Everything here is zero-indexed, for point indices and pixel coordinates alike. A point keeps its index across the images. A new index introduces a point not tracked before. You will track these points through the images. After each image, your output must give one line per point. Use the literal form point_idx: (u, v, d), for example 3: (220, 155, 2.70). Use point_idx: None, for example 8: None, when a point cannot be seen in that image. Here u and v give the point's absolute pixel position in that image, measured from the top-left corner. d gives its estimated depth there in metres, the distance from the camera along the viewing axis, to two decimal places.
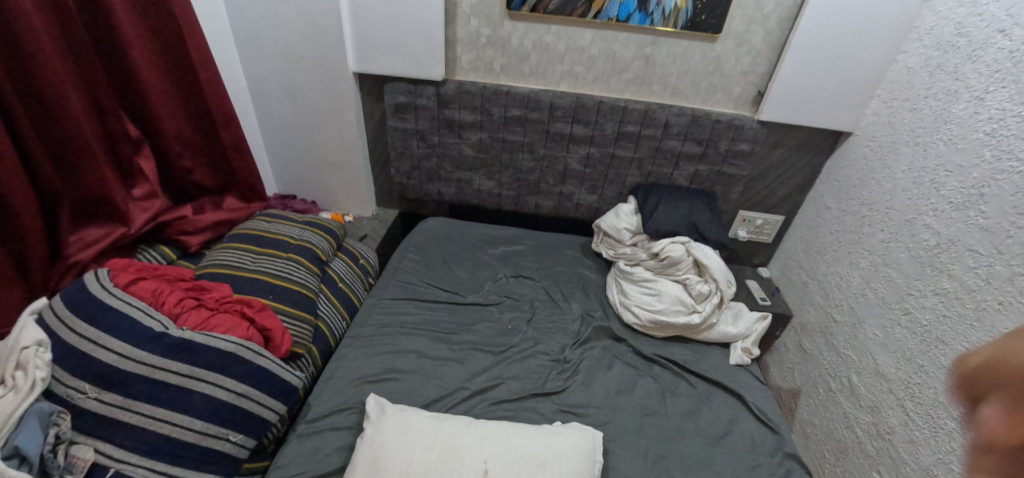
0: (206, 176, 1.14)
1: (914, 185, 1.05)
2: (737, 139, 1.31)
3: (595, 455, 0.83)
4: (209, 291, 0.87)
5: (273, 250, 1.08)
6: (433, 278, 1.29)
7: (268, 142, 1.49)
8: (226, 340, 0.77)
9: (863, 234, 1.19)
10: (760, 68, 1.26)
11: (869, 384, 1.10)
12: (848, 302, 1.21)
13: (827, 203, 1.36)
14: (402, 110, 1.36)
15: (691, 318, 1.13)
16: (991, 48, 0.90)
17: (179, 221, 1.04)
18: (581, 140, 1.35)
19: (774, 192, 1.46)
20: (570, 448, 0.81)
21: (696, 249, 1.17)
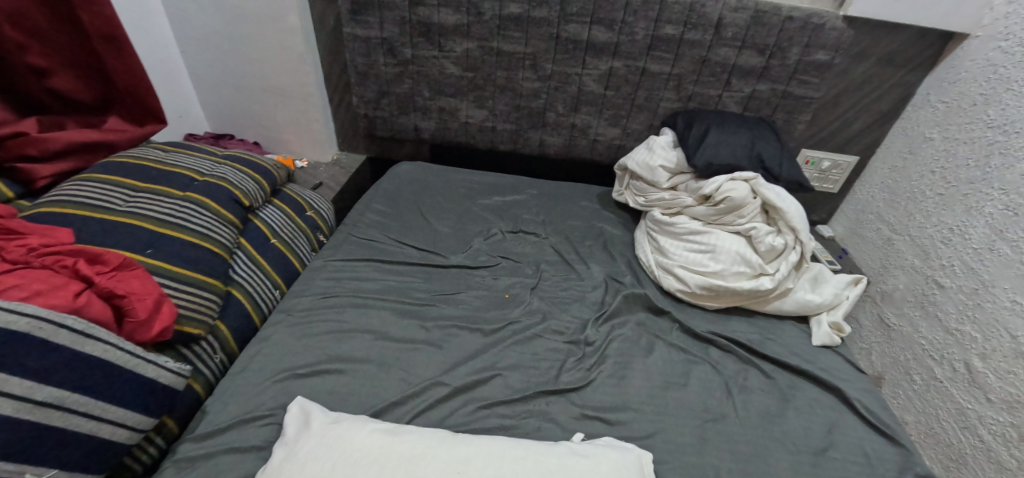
0: (70, 81, 0.79)
1: None
2: (813, 45, 0.97)
3: None
4: (23, 237, 0.55)
5: (164, 186, 0.75)
6: (404, 233, 0.96)
7: (189, 61, 1.14)
8: (17, 311, 0.46)
9: (992, 167, 0.87)
10: None
11: (1001, 371, 0.79)
12: (964, 261, 0.90)
13: (924, 133, 1.03)
14: (361, 9, 1.01)
15: (760, 283, 0.81)
16: None
17: (18, 141, 0.70)
18: (602, 49, 1.00)
19: (850, 123, 1.13)
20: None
21: (765, 189, 0.85)
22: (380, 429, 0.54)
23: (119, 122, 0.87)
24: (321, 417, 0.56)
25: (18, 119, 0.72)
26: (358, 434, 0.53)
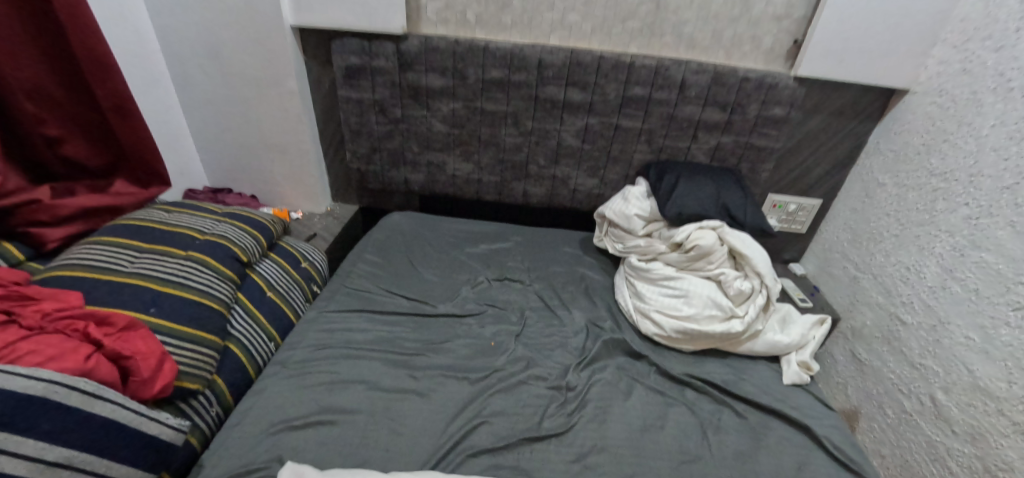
0: (83, 150, 0.85)
1: (1011, 140, 0.82)
2: (769, 102, 1.07)
3: None
4: (38, 303, 0.58)
5: (169, 246, 0.80)
6: (395, 283, 1.01)
7: (192, 121, 1.21)
8: (39, 376, 0.49)
9: (938, 211, 0.95)
10: (797, 9, 1.02)
11: (963, 403, 0.83)
12: (921, 299, 0.96)
13: (878, 179, 1.12)
14: (354, 75, 1.09)
15: (731, 326, 0.86)
16: None
17: (32, 208, 0.75)
18: (578, 108, 1.09)
19: (811, 170, 1.21)
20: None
21: (730, 236, 0.92)
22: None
23: (125, 185, 0.92)
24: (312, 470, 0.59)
25: (33, 187, 0.77)
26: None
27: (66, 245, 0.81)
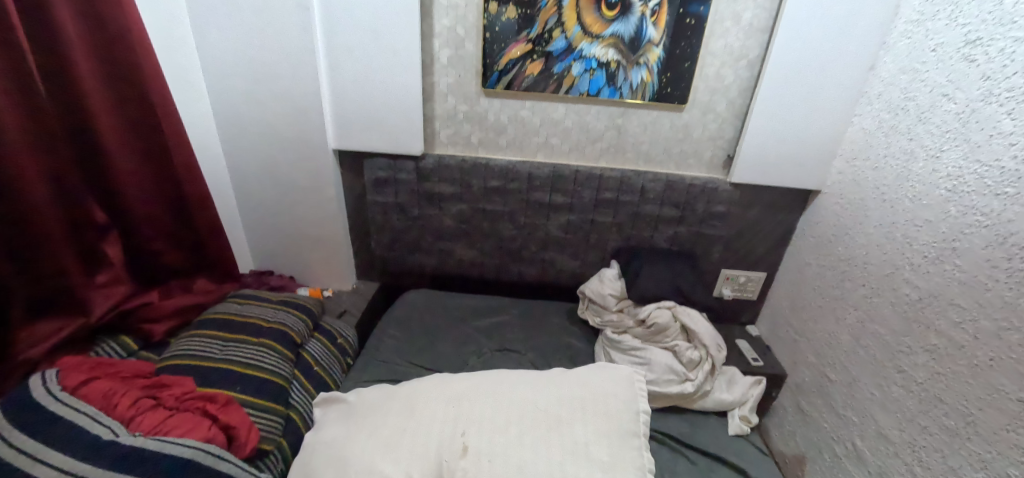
0: (177, 258, 1.12)
1: (888, 240, 1.08)
2: (713, 202, 1.35)
3: (636, 403, 0.89)
4: (169, 387, 0.81)
5: (243, 335, 1.03)
6: (415, 356, 1.23)
7: (245, 220, 1.48)
8: (183, 444, 0.71)
9: (845, 290, 1.19)
10: (726, 133, 1.34)
11: (874, 448, 1.04)
12: (840, 360, 1.18)
13: (805, 259, 1.37)
14: (381, 184, 1.37)
15: (685, 387, 1.08)
16: (938, 110, 1.00)
17: (146, 308, 1.01)
18: (560, 208, 1.37)
19: (754, 249, 1.47)
20: (618, 394, 0.89)
21: (682, 315, 1.20)
22: (387, 395, 0.94)
23: (204, 283, 1.18)
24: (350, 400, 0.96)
25: (145, 291, 1.05)
26: (377, 401, 0.92)
27: (170, 335, 1.06)
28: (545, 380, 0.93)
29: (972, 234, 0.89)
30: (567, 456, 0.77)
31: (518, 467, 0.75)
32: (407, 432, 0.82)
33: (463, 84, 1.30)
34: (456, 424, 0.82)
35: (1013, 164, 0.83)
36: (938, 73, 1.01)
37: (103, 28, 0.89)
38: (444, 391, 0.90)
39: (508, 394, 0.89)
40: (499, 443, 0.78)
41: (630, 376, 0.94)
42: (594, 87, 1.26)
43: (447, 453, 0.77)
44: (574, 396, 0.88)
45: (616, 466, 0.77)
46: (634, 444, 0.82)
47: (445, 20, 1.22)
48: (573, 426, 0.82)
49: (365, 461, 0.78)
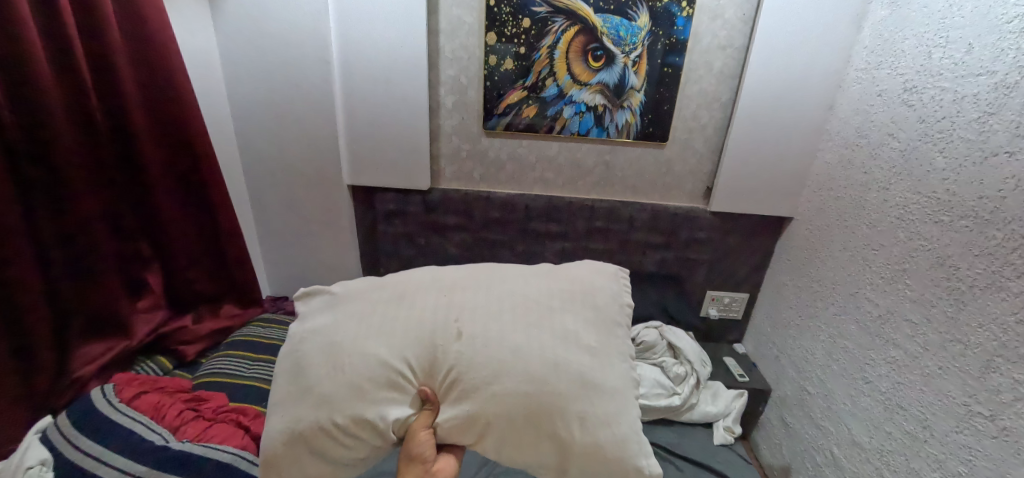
0: (208, 285, 1.22)
1: (851, 261, 1.18)
2: (694, 229, 1.50)
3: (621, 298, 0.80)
4: (207, 401, 0.91)
5: (267, 355, 1.13)
6: None
7: (264, 250, 1.60)
8: (221, 451, 0.80)
9: (818, 308, 1.30)
10: (705, 167, 1.48)
11: (849, 455, 1.12)
12: (817, 374, 1.27)
13: (783, 280, 1.48)
14: (392, 216, 1.50)
15: (672, 400, 1.18)
16: (886, 148, 1.11)
17: (180, 332, 1.13)
18: (556, 236, 1.51)
19: (736, 272, 1.58)
20: (607, 287, 0.80)
21: (668, 333, 1.29)
22: (375, 282, 0.81)
23: (231, 306, 1.29)
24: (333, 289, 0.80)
25: (178, 317, 1.16)
26: (364, 290, 0.79)
27: (201, 355, 1.17)
28: (534, 273, 0.82)
29: (918, 256, 0.99)
30: (557, 341, 0.70)
31: (513, 349, 0.68)
32: (398, 317, 0.72)
33: (465, 125, 1.44)
34: (449, 310, 0.73)
35: (947, 195, 0.94)
36: (884, 115, 1.13)
37: (156, 84, 1.04)
38: (435, 282, 0.79)
39: (499, 285, 0.78)
40: (490, 328, 0.70)
41: (615, 273, 0.84)
42: (584, 127, 1.41)
43: (442, 335, 0.70)
44: (565, 288, 0.78)
45: (602, 353, 0.71)
46: (620, 335, 0.75)
47: (450, 71, 1.37)
48: (560, 316, 0.73)
49: (359, 341, 0.70)
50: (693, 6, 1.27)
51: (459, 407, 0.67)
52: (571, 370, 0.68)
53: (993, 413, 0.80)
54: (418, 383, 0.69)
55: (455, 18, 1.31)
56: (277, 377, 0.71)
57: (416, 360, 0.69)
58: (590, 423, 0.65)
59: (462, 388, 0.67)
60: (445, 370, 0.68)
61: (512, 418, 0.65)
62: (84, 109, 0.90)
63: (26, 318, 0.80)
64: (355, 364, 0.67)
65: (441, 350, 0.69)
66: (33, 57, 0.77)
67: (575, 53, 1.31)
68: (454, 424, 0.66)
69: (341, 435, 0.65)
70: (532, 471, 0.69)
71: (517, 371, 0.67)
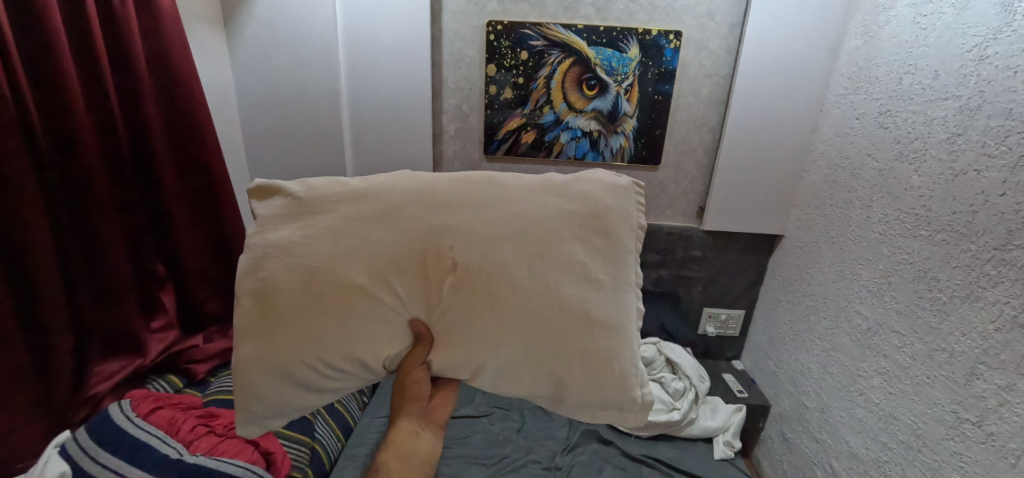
0: (218, 305, 1.26)
1: (840, 276, 1.22)
2: (689, 247, 1.56)
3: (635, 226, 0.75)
4: (218, 417, 0.94)
5: None
6: None
7: None
8: (233, 463, 0.82)
9: (811, 323, 1.33)
10: (697, 188, 1.54)
11: (848, 468, 1.13)
12: (814, 388, 1.29)
13: (777, 296, 1.52)
14: None
15: (672, 415, 1.20)
16: (866, 168, 1.14)
17: (192, 350, 1.16)
18: None
19: (732, 289, 1.62)
20: (621, 208, 0.74)
21: (666, 349, 1.36)
22: (346, 187, 0.71)
23: None
24: (294, 190, 0.69)
25: (191, 337, 1.20)
26: (337, 199, 0.69)
27: (211, 374, 1.19)
28: (541, 186, 0.74)
29: (902, 270, 1.01)
30: (562, 275, 0.67)
31: (512, 282, 0.65)
32: (383, 241, 0.66)
33: (468, 151, 1.52)
34: (442, 235, 0.67)
35: (923, 212, 0.97)
36: (863, 137, 1.17)
37: (177, 116, 1.11)
38: (420, 195, 0.70)
39: (504, 203, 0.71)
40: (485, 259, 0.66)
41: (629, 189, 0.77)
42: (580, 152, 1.48)
43: (434, 268, 0.66)
44: (576, 211, 0.71)
45: (609, 287, 0.69)
46: (628, 265, 0.72)
47: (453, 100, 1.45)
48: (568, 244, 0.69)
49: (337, 265, 0.64)
50: (679, 39, 1.36)
51: (454, 343, 0.67)
52: (572, 307, 0.66)
53: (980, 418, 0.82)
54: (412, 316, 0.67)
55: (457, 52, 1.40)
56: (239, 298, 0.63)
57: (403, 293, 0.66)
58: (592, 361, 0.65)
59: (460, 327, 0.66)
60: (442, 307, 0.66)
61: (509, 356, 0.66)
62: (112, 138, 0.97)
63: (52, 335, 0.85)
64: (342, 298, 0.63)
65: (436, 284, 0.66)
66: (70, 92, 0.85)
67: (570, 82, 1.39)
68: (450, 361, 0.68)
69: (330, 370, 0.65)
70: (527, 398, 0.71)
71: (518, 309, 0.65)
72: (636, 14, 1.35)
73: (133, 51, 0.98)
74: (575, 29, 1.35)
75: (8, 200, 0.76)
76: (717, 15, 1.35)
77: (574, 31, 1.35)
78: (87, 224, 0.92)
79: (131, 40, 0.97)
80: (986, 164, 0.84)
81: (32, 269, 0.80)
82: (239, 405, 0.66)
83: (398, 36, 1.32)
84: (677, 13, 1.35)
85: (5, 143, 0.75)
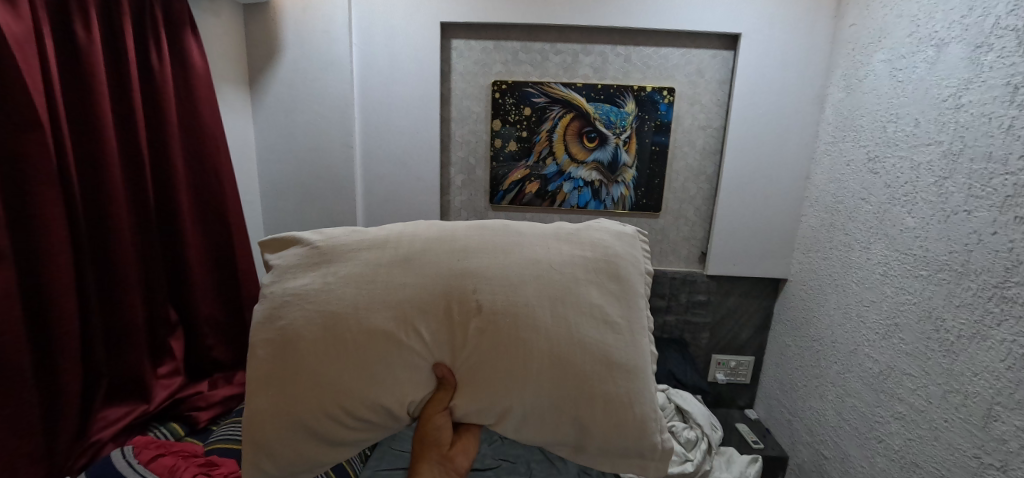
0: (223, 351, 1.26)
1: (846, 319, 1.21)
2: (693, 291, 1.58)
3: (642, 275, 0.79)
4: (218, 467, 0.90)
5: None
6: None
7: None
8: None
9: (822, 368, 1.30)
10: (698, 234, 1.57)
11: None
12: (831, 436, 1.25)
13: (786, 340, 1.50)
14: None
15: (685, 467, 1.17)
16: (862, 211, 1.17)
17: (196, 397, 1.15)
18: None
19: (739, 334, 1.62)
20: (629, 254, 0.79)
21: (676, 395, 1.33)
22: (365, 236, 0.75)
23: (244, 375, 1.30)
24: (311, 241, 0.74)
25: (197, 384, 1.19)
26: (354, 247, 0.73)
27: (212, 422, 1.17)
28: (554, 234, 0.78)
29: (907, 310, 1.01)
30: (583, 319, 0.69)
31: (534, 326, 0.67)
32: (405, 285, 0.69)
33: (473, 200, 1.58)
34: (464, 279, 0.70)
35: (921, 252, 0.98)
36: (855, 183, 1.21)
37: (202, 169, 1.18)
38: (440, 241, 0.74)
39: (522, 251, 0.74)
40: (508, 301, 0.68)
41: (634, 237, 0.82)
42: (583, 200, 1.53)
43: (458, 311, 0.68)
44: (588, 259, 0.75)
45: (626, 330, 0.71)
46: (641, 308, 0.75)
47: (460, 152, 1.54)
48: (585, 289, 0.72)
49: (357, 309, 0.67)
50: (673, 94, 1.45)
51: (476, 388, 0.67)
52: (593, 350, 0.68)
53: (1004, 463, 0.79)
54: (434, 359, 0.68)
55: (465, 109, 1.50)
56: (257, 348, 0.66)
57: (429, 335, 0.67)
58: (615, 404, 0.66)
59: (485, 370, 0.67)
60: (466, 350, 0.67)
61: (534, 400, 0.67)
62: (139, 189, 1.04)
63: (62, 379, 0.86)
64: (365, 343, 0.65)
65: (459, 328, 0.68)
66: (108, 146, 0.92)
67: (572, 135, 1.47)
68: (474, 406, 0.68)
69: (353, 419, 0.65)
70: (550, 448, 0.71)
71: (542, 352, 0.66)
72: (632, 73, 1.46)
73: (168, 110, 1.07)
74: (574, 87, 1.45)
75: (39, 245, 0.81)
76: (706, 73, 1.45)
77: (574, 89, 1.45)
78: (106, 270, 0.96)
79: (167, 101, 1.06)
80: (975, 204, 0.87)
81: (53, 312, 0.83)
82: (253, 459, 0.66)
83: (410, 94, 1.43)
84: (670, 71, 1.46)
85: (44, 191, 0.80)
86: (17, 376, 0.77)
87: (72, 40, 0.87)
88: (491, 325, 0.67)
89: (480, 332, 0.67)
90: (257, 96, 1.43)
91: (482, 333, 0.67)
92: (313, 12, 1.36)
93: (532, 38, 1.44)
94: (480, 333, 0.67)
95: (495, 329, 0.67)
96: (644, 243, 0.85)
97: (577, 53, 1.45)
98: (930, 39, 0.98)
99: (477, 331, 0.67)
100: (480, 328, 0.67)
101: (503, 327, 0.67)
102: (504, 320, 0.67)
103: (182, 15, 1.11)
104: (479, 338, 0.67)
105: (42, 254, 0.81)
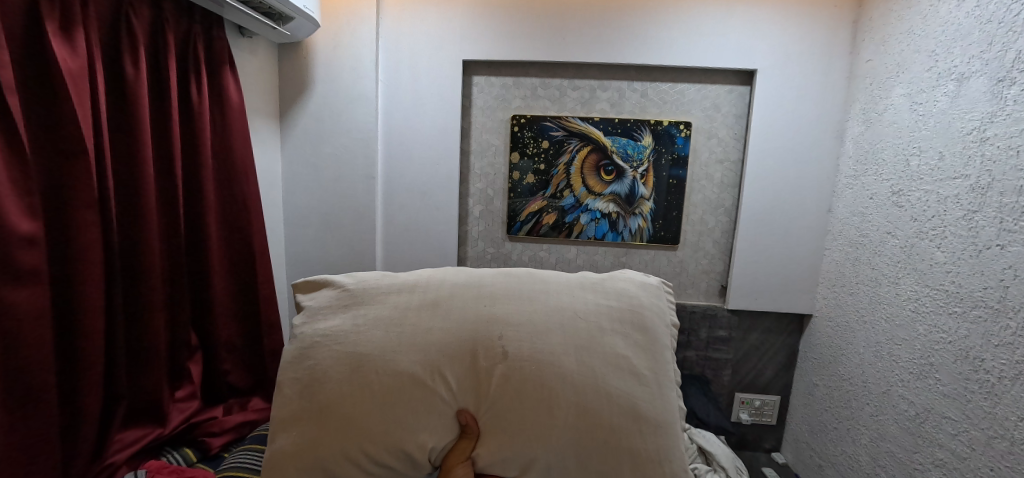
0: (239, 377, 1.26)
1: (877, 357, 1.16)
2: (714, 327, 1.54)
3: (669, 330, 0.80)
4: None
5: None
6: None
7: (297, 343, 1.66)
8: None
9: (853, 409, 1.24)
10: (718, 266, 1.55)
11: None
12: None
13: (813, 380, 1.44)
14: None
15: None
16: (887, 244, 1.15)
17: (210, 422, 1.15)
18: None
19: (763, 371, 1.56)
20: (654, 305, 0.80)
21: (698, 435, 1.27)
22: (394, 281, 0.80)
23: (259, 401, 1.30)
24: (343, 284, 0.79)
25: (211, 409, 1.20)
26: (385, 291, 0.77)
27: (225, 448, 1.16)
28: (580, 283, 0.82)
29: (942, 349, 0.96)
30: (610, 368, 0.70)
31: (559, 375, 0.68)
32: (433, 329, 0.72)
33: (491, 231, 1.59)
34: (490, 326, 0.72)
35: (954, 288, 0.95)
36: (879, 216, 1.19)
37: (232, 198, 1.23)
38: (468, 288, 0.78)
39: (548, 299, 0.77)
40: (534, 349, 0.70)
41: (658, 288, 0.85)
42: (600, 232, 1.53)
43: (483, 358, 0.70)
44: (614, 309, 0.77)
45: (653, 381, 0.71)
46: (668, 360, 0.75)
47: (479, 184, 1.57)
48: (610, 338, 0.73)
49: (384, 352, 0.69)
50: (689, 128, 1.47)
51: (502, 435, 0.67)
52: (619, 400, 0.67)
53: None
54: (459, 406, 0.68)
55: (484, 141, 1.54)
56: (286, 387, 0.69)
57: (454, 380, 0.69)
58: (642, 458, 0.65)
59: (511, 418, 0.67)
60: (491, 397, 0.68)
61: (559, 448, 0.65)
62: (170, 215, 1.08)
63: (83, 400, 0.87)
64: (392, 386, 0.67)
65: (484, 375, 0.69)
66: (146, 175, 0.97)
67: (588, 168, 1.50)
68: (497, 456, 0.67)
69: (373, 465, 0.65)
70: None
71: (566, 399, 0.67)
72: (648, 107, 1.49)
73: (203, 141, 1.13)
74: (592, 121, 1.48)
75: (75, 268, 0.84)
76: (723, 107, 1.47)
77: (591, 123, 1.48)
78: (134, 293, 0.99)
79: (203, 134, 1.12)
80: (1009, 238, 0.84)
81: (81, 333, 0.86)
82: None
83: (431, 129, 1.48)
84: (686, 106, 1.48)
85: (84, 216, 0.84)
86: (41, 397, 0.79)
87: (122, 77, 0.93)
88: (517, 371, 0.68)
89: (507, 380, 0.68)
90: (287, 128, 1.49)
91: (508, 380, 0.68)
92: (343, 51, 1.44)
93: (551, 75, 1.50)
94: (506, 381, 0.68)
95: (522, 379, 0.68)
96: (668, 294, 0.87)
97: (594, 89, 1.49)
98: (950, 73, 0.99)
99: (501, 379, 0.68)
100: (506, 376, 0.68)
101: (529, 376, 0.68)
102: (530, 370, 0.68)
103: (222, 52, 1.18)
104: (506, 386, 0.68)
105: (77, 277, 0.84)
